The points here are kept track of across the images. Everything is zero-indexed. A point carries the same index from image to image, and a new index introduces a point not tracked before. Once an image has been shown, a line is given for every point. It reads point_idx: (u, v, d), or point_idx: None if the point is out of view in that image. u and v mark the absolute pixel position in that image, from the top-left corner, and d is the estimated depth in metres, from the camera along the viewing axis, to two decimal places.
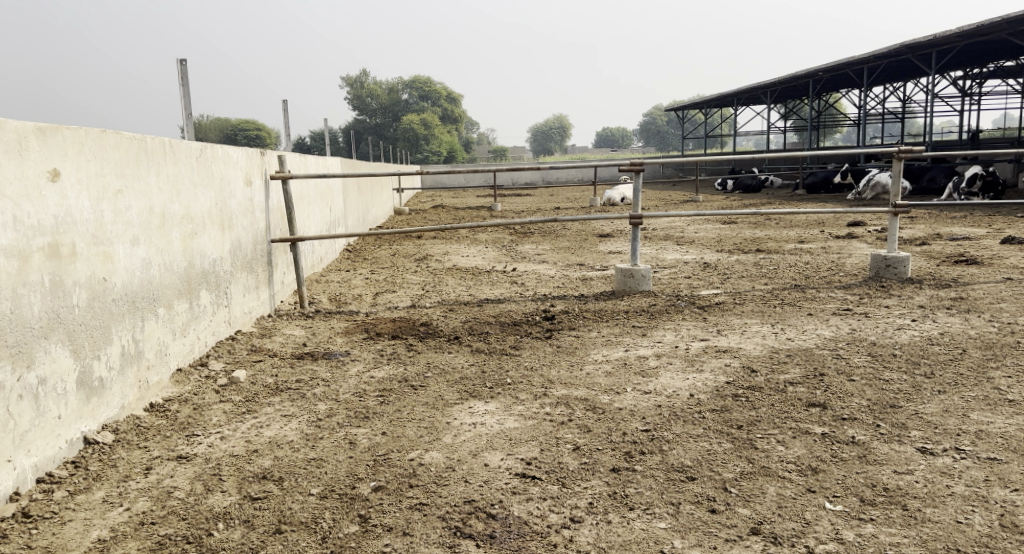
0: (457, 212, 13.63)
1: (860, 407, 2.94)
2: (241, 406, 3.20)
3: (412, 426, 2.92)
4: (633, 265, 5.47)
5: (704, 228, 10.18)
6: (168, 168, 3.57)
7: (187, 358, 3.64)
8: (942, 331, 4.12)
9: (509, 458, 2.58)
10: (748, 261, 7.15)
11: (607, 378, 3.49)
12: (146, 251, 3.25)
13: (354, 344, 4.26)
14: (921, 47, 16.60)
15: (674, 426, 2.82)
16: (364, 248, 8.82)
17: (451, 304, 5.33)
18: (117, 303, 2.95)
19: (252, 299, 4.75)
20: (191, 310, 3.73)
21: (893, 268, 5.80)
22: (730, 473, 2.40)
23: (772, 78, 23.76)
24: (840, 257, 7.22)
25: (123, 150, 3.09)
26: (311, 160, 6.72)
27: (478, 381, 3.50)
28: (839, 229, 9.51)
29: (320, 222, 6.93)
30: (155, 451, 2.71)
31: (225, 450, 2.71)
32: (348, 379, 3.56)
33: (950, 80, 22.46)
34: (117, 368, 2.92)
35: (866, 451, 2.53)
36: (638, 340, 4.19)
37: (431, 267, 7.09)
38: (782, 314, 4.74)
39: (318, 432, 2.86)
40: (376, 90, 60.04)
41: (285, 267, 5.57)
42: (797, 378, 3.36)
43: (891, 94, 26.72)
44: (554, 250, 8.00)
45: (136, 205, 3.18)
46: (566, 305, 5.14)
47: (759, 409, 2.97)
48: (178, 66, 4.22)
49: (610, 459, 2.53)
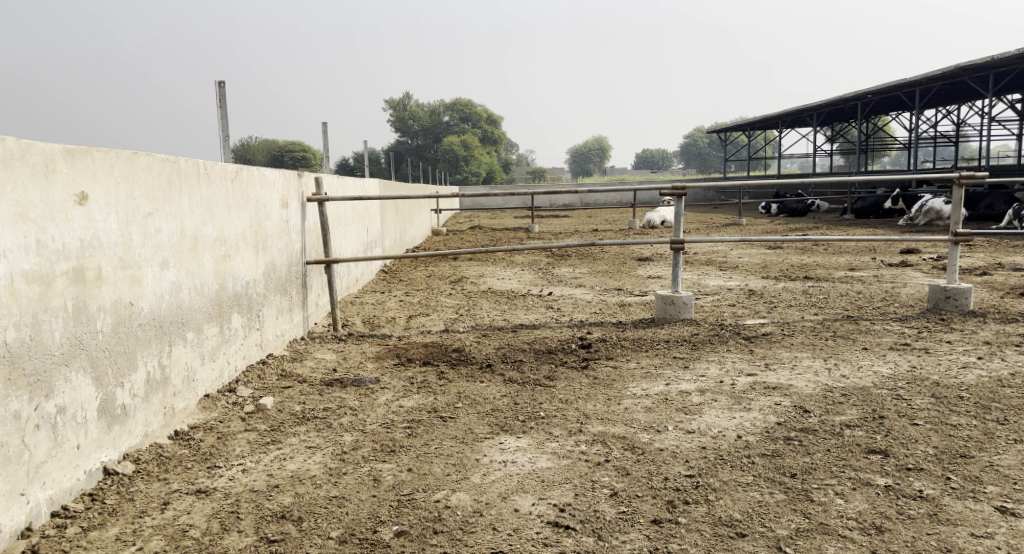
0: (495, 233, 13.55)
1: (927, 456, 2.70)
2: (265, 436, 3.09)
3: (439, 462, 2.77)
4: (675, 291, 5.26)
5: (748, 254, 9.90)
6: (201, 190, 3.51)
7: (215, 383, 3.56)
8: (1012, 372, 3.84)
9: (541, 503, 2.41)
10: (795, 289, 6.88)
11: (647, 414, 3.30)
12: (176, 274, 3.18)
13: (385, 371, 4.14)
14: (977, 70, 16.07)
15: (721, 472, 2.62)
16: (400, 269, 8.75)
17: (485, 329, 5.19)
18: (143, 328, 2.87)
19: (285, 321, 4.68)
20: (221, 333, 3.66)
21: (954, 301, 5.50)
22: (785, 529, 2.20)
23: (819, 102, 23.32)
24: (894, 286, 6.90)
25: (155, 172, 3.03)
26: (349, 181, 6.70)
27: (510, 414, 3.33)
28: (892, 256, 9.15)
29: (356, 243, 6.87)
30: (174, 484, 2.61)
31: (246, 485, 2.60)
32: (377, 409, 3.43)
33: (1007, 103, 21.76)
34: (142, 395, 2.84)
35: (936, 508, 2.30)
36: (680, 373, 3.98)
37: (466, 290, 6.98)
38: (835, 348, 4.49)
39: (341, 467, 2.73)
40: (419, 112, 60.78)
41: (319, 288, 5.51)
42: (853, 421, 3.12)
43: (944, 117, 26.00)
44: (593, 274, 7.82)
45: (167, 228, 3.12)
46: (603, 333, 4.95)
47: (814, 456, 2.75)
48: (217, 88, 4.20)
49: (651, 509, 2.34)
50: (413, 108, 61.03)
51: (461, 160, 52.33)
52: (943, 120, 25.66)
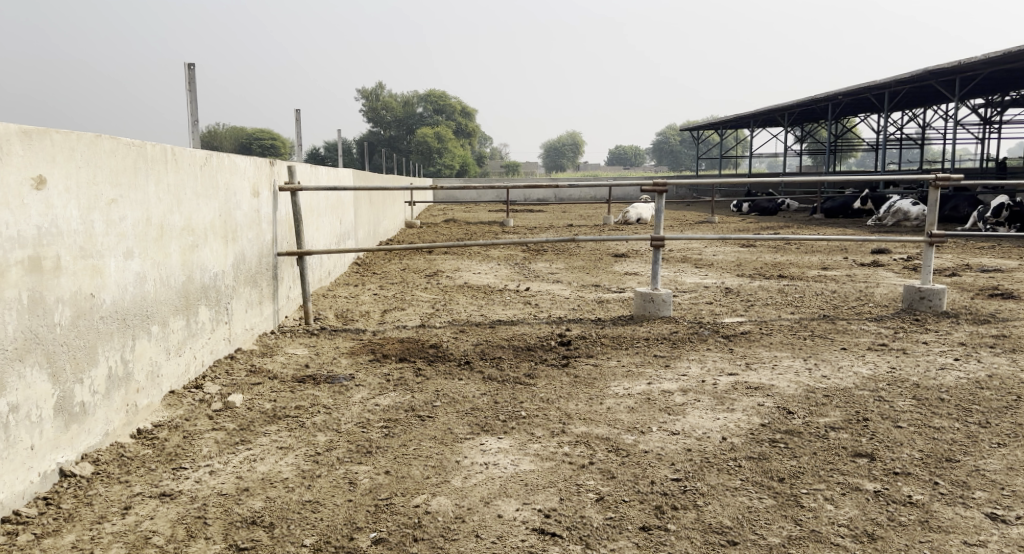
0: (469, 226, 13.45)
1: (913, 460, 2.67)
2: (234, 435, 2.96)
3: (418, 464, 2.67)
4: (654, 289, 5.21)
5: (723, 251, 9.93)
6: (169, 177, 3.36)
7: (181, 379, 3.42)
8: (990, 374, 3.84)
9: (526, 508, 2.33)
10: (771, 288, 6.88)
11: (630, 414, 3.23)
12: (140, 264, 3.03)
13: (359, 367, 4.02)
14: (944, 74, 16.34)
15: (708, 476, 2.56)
16: (374, 262, 8.60)
17: (462, 324, 5.09)
18: (105, 321, 2.72)
19: (254, 314, 4.53)
20: (188, 326, 3.51)
21: (928, 301, 5.53)
22: (776, 537, 2.14)
23: (789, 103, 23.58)
24: (867, 286, 6.94)
25: (119, 157, 2.87)
26: (322, 171, 6.54)
27: (490, 414, 3.24)
28: (864, 256, 9.24)
29: (328, 235, 6.71)
30: (137, 486, 2.47)
31: (214, 488, 2.47)
32: (351, 407, 3.32)
33: (971, 107, 22.19)
34: (103, 392, 2.69)
35: (927, 515, 2.26)
36: (661, 372, 3.92)
37: (441, 284, 6.86)
38: (814, 348, 4.47)
39: (315, 469, 2.62)
40: (392, 103, 60.30)
41: (290, 280, 5.36)
42: (837, 423, 3.09)
43: (911, 119, 26.44)
44: (569, 269, 7.76)
45: (132, 216, 2.97)
46: (582, 330, 4.88)
47: (800, 459, 2.70)
48: (186, 70, 4.02)
49: (639, 515, 2.28)
50: (385, 99, 60.40)
51: (433, 152, 51.97)
52: (909, 122, 26.09)
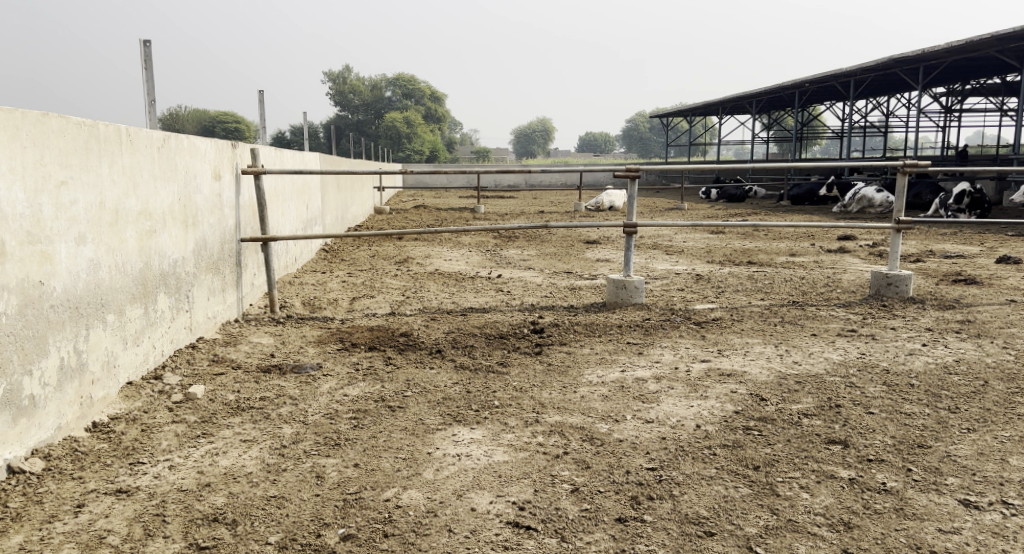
0: (440, 213, 13.34)
1: (886, 447, 2.67)
2: (195, 428, 2.85)
3: (388, 456, 2.60)
4: (627, 276, 5.18)
5: (693, 238, 9.96)
6: (124, 158, 3.22)
7: (139, 369, 3.29)
8: (957, 359, 3.88)
9: (499, 500, 2.28)
10: (741, 274, 6.91)
11: (604, 403, 3.19)
12: (94, 250, 2.90)
13: (327, 356, 3.93)
14: (908, 62, 16.55)
15: (683, 465, 2.53)
16: (342, 249, 8.46)
17: (433, 312, 5.01)
18: (56, 310, 2.61)
19: (217, 302, 4.39)
20: (146, 315, 3.38)
21: (895, 287, 5.58)
22: (753, 527, 2.12)
23: (757, 90, 23.73)
24: (835, 272, 7.00)
25: (69, 137, 2.75)
26: (287, 154, 6.38)
27: (462, 404, 3.19)
28: (830, 242, 9.34)
29: (294, 221, 6.57)
30: (91, 482, 2.35)
31: (173, 483, 2.37)
32: (318, 398, 3.23)
33: (933, 95, 22.53)
34: (54, 384, 2.58)
35: (902, 502, 2.25)
36: (634, 359, 3.89)
37: (411, 271, 6.77)
38: (785, 334, 4.48)
39: (280, 464, 2.53)
40: (359, 87, 59.56)
41: (254, 267, 5.22)
42: (810, 410, 3.08)
43: (875, 107, 26.79)
44: (541, 256, 7.70)
45: (84, 200, 2.85)
46: (555, 317, 4.84)
47: (774, 446, 2.68)
48: (141, 47, 3.85)
49: (615, 506, 2.24)
50: (353, 83, 59.59)
51: (402, 138, 51.41)
52: (873, 110, 26.45)
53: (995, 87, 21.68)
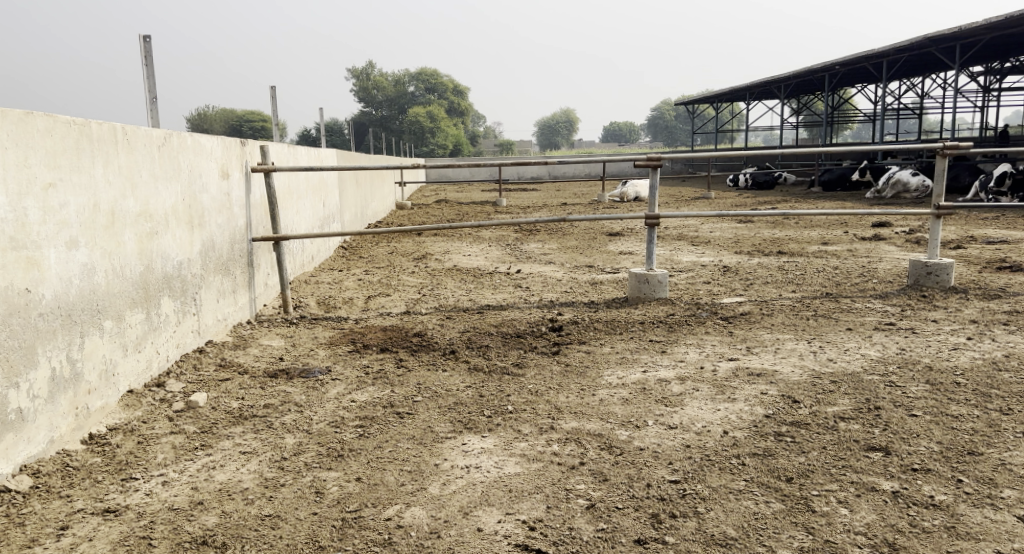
0: (462, 207, 13.21)
1: (932, 454, 2.45)
2: (194, 439, 2.73)
3: (392, 470, 2.45)
4: (649, 270, 4.97)
5: (719, 228, 9.68)
6: (121, 158, 3.09)
7: (141, 377, 3.17)
8: (1006, 353, 3.63)
9: (509, 519, 2.12)
10: (770, 265, 6.65)
11: (625, 407, 3.01)
12: (88, 255, 2.78)
13: (337, 359, 3.78)
14: (944, 41, 15.98)
15: (709, 477, 2.33)
16: (361, 245, 8.34)
17: (449, 310, 4.85)
18: (45, 319, 2.50)
19: (227, 304, 4.27)
20: (149, 320, 3.26)
21: (935, 276, 5.30)
22: (786, 549, 1.93)
23: (786, 75, 23.17)
24: (869, 261, 6.71)
25: (57, 137, 2.63)
26: (301, 151, 6.25)
27: (474, 409, 3.02)
28: (864, 230, 9.02)
29: (310, 218, 6.44)
30: (78, 501, 2.27)
31: (165, 501, 2.27)
32: (324, 405, 3.09)
33: (969, 75, 21.80)
34: (44, 396, 2.47)
35: (953, 519, 2.03)
36: (657, 358, 3.70)
37: (429, 267, 6.62)
38: (818, 328, 4.25)
39: (279, 478, 2.40)
40: (383, 83, 59.73)
41: (268, 267, 5.10)
42: (847, 413, 2.86)
43: (908, 88, 26.04)
44: (562, 250, 7.52)
45: (76, 202, 2.73)
46: (574, 314, 4.65)
47: (809, 455, 2.47)
48: (141, 42, 3.72)
49: (634, 525, 2.06)
50: (376, 79, 59.70)
51: (426, 132, 51.43)
52: (907, 92, 25.72)
53: None
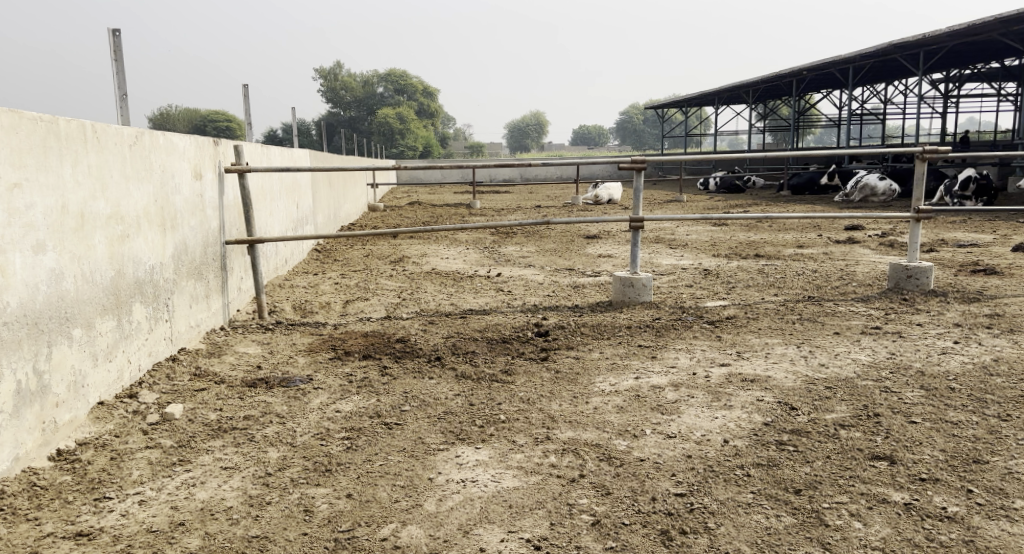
0: (435, 209, 13.06)
1: (938, 463, 2.40)
2: (171, 455, 2.58)
3: (385, 485, 2.33)
4: (634, 273, 4.90)
5: (695, 231, 9.68)
6: (91, 157, 2.92)
7: (112, 387, 3.00)
8: (995, 358, 3.62)
9: (511, 538, 2.02)
10: (750, 268, 6.63)
11: (620, 415, 2.92)
12: (56, 259, 2.61)
13: (318, 367, 3.64)
14: (908, 48, 16.27)
15: (716, 489, 2.26)
16: (335, 248, 8.17)
17: (431, 315, 4.73)
18: (10, 328, 2.33)
19: (201, 310, 4.10)
20: (120, 327, 3.09)
21: (915, 280, 5.31)
22: None
23: (755, 80, 23.41)
24: (847, 264, 6.73)
25: (21, 134, 2.47)
26: (274, 150, 6.07)
27: (465, 419, 2.91)
28: (838, 233, 9.08)
29: (284, 220, 6.27)
30: (48, 524, 2.11)
31: (142, 523, 2.12)
32: (308, 415, 2.95)
33: (931, 82, 22.27)
34: (9, 411, 2.31)
35: (970, 533, 1.98)
36: (648, 364, 3.62)
37: (407, 271, 6.48)
38: (806, 333, 4.21)
39: (265, 495, 2.27)
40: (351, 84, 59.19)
41: (241, 270, 4.93)
42: (846, 420, 2.81)
43: (872, 94, 26.52)
44: (541, 252, 7.43)
45: (42, 203, 2.56)
46: (559, 319, 4.55)
47: (814, 465, 2.41)
48: (111, 36, 3.55)
49: (644, 543, 1.98)
50: (344, 80, 59.14)
51: (395, 134, 51.05)
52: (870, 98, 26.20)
53: (993, 71, 21.44)
